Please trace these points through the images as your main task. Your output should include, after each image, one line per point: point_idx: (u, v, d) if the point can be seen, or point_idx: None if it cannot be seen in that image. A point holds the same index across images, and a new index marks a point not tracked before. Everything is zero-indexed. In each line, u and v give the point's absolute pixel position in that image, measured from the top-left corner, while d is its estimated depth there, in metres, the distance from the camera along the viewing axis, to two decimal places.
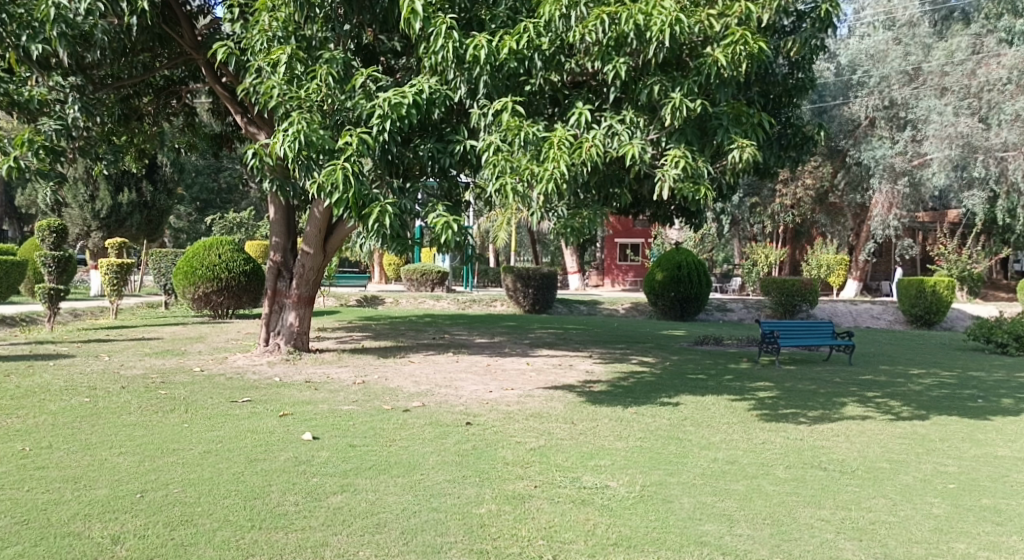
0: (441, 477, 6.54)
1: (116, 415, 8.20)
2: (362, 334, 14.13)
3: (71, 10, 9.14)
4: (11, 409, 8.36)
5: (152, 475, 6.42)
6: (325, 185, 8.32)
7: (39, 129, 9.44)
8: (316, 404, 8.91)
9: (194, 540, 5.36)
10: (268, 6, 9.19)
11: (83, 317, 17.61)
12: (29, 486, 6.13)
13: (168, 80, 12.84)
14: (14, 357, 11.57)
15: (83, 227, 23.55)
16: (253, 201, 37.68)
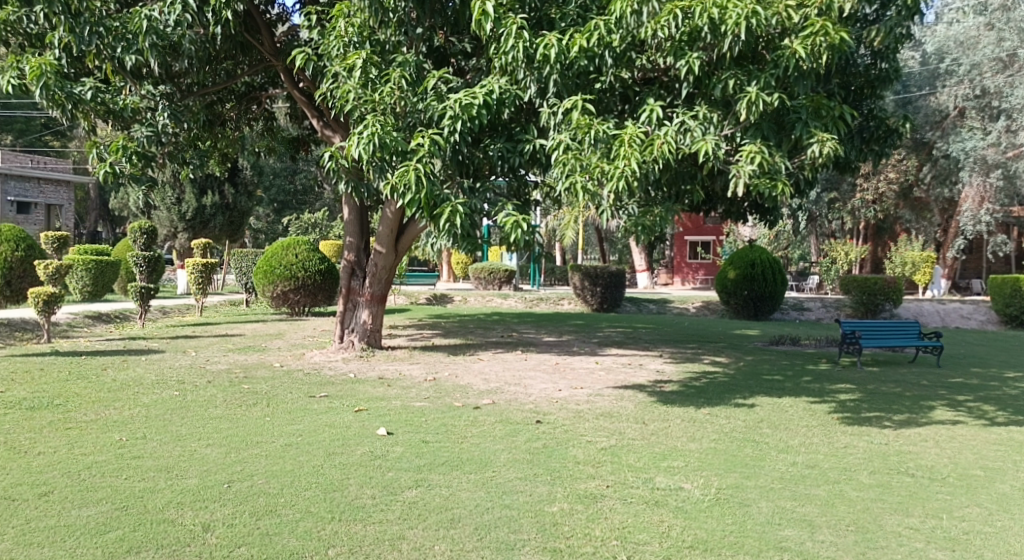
0: (513, 475, 6.62)
1: (203, 408, 8.47)
2: (432, 332, 14.29)
3: (162, 22, 9.61)
4: (107, 401, 8.70)
5: (238, 467, 6.62)
6: (397, 185, 8.57)
7: (131, 136, 9.93)
8: (390, 400, 9.08)
9: (278, 529, 5.53)
10: (345, 13, 9.54)
11: (170, 314, 18.19)
12: (127, 474, 6.38)
13: (250, 86, 13.17)
14: (106, 352, 12.05)
15: (170, 228, 24.45)
16: (327, 203, 38.35)
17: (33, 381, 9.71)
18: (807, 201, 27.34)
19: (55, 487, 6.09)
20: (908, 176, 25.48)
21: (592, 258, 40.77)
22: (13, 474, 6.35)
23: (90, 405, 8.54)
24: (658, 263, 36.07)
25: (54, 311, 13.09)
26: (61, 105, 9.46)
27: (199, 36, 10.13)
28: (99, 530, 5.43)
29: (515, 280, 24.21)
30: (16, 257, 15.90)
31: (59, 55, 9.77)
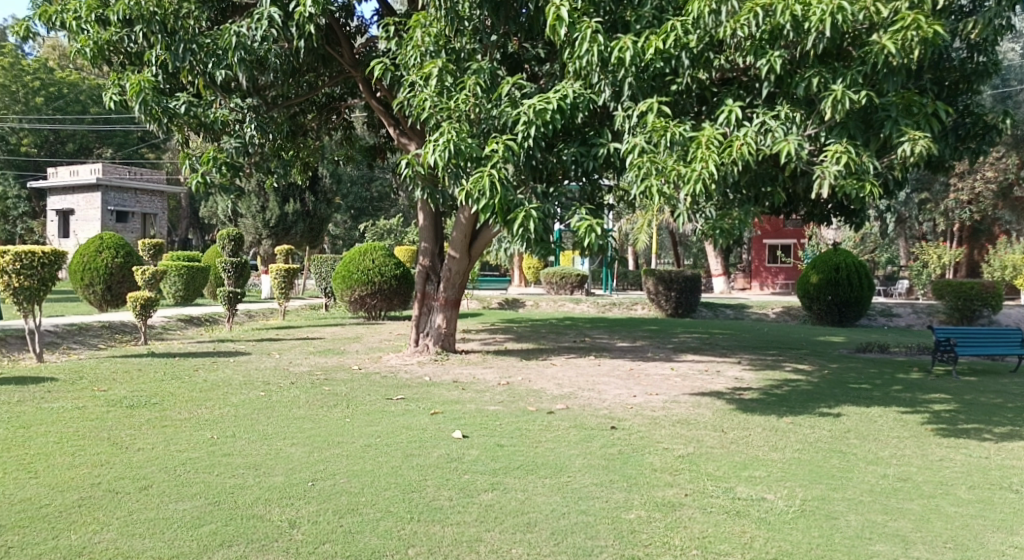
0: (589, 481, 6.57)
1: (287, 409, 8.74)
2: (505, 336, 14.30)
3: (250, 37, 10.13)
4: (200, 401, 9.04)
5: (320, 466, 6.79)
6: (471, 192, 8.61)
7: (221, 147, 10.75)
8: (464, 404, 9.14)
9: (360, 528, 5.62)
10: (421, 23, 9.65)
11: (255, 317, 18.62)
12: (218, 470, 6.62)
13: (329, 96, 13.52)
14: (196, 353, 12.41)
15: (256, 235, 25.73)
16: (402, 209, 38.82)
17: (128, 381, 10.09)
18: (897, 202, 27.02)
19: (152, 481, 6.34)
20: (1008, 175, 24.46)
21: (666, 261, 40.34)
22: (115, 468, 6.65)
23: (184, 404, 8.87)
24: (735, 268, 35.51)
25: (151, 314, 13.49)
26: (159, 118, 10.31)
27: (283, 50, 10.61)
28: (195, 524, 5.61)
29: (587, 284, 24.02)
30: (117, 263, 17.79)
31: (156, 72, 10.52)
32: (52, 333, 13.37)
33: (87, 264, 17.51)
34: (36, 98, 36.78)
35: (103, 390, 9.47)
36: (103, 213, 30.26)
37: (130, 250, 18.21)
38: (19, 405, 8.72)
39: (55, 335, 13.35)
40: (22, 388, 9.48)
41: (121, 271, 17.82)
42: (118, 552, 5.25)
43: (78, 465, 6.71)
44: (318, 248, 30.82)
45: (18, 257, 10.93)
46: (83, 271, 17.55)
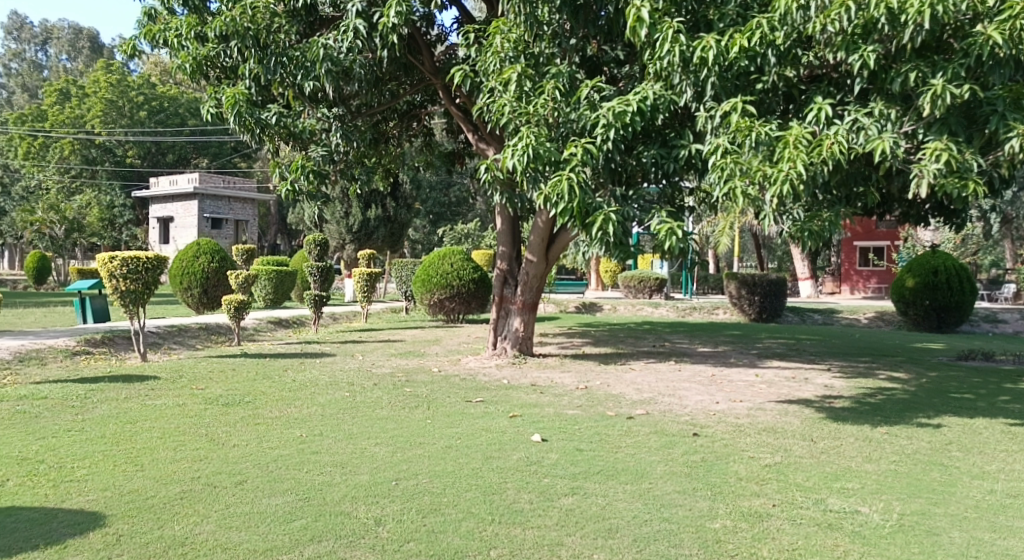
0: (671, 488, 6.42)
1: (370, 409, 8.86)
2: (583, 340, 14.17)
3: (336, 49, 10.36)
4: (289, 400, 9.22)
5: (404, 465, 6.89)
6: (549, 196, 8.58)
7: (309, 156, 11.50)
8: (542, 407, 9.09)
9: (443, 528, 5.70)
10: (500, 30, 9.84)
11: (339, 320, 18.93)
12: (307, 468, 6.79)
13: (410, 104, 13.87)
14: (284, 354, 12.61)
15: (340, 240, 26.61)
16: (479, 213, 39.01)
17: (223, 379, 10.31)
18: (1002, 201, 25.88)
19: (247, 476, 6.57)
20: None
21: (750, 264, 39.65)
22: (213, 463, 6.88)
23: (274, 402, 9.07)
24: (824, 271, 34.60)
25: (243, 316, 13.78)
26: (252, 128, 10.92)
27: (367, 60, 10.91)
28: (287, 518, 5.80)
29: (665, 288, 23.70)
30: (213, 267, 18.23)
31: (250, 85, 11.04)
32: (154, 333, 13.81)
33: (186, 268, 18.02)
34: (140, 112, 38.45)
35: (200, 388, 9.70)
36: (200, 220, 31.20)
37: (225, 255, 18.67)
38: (125, 401, 8.99)
39: (157, 335, 13.76)
40: (125, 386, 9.76)
41: (216, 275, 18.25)
42: (217, 543, 5.45)
43: (180, 459, 6.97)
44: (398, 252, 31.19)
45: (125, 262, 11.27)
46: (182, 275, 18.09)
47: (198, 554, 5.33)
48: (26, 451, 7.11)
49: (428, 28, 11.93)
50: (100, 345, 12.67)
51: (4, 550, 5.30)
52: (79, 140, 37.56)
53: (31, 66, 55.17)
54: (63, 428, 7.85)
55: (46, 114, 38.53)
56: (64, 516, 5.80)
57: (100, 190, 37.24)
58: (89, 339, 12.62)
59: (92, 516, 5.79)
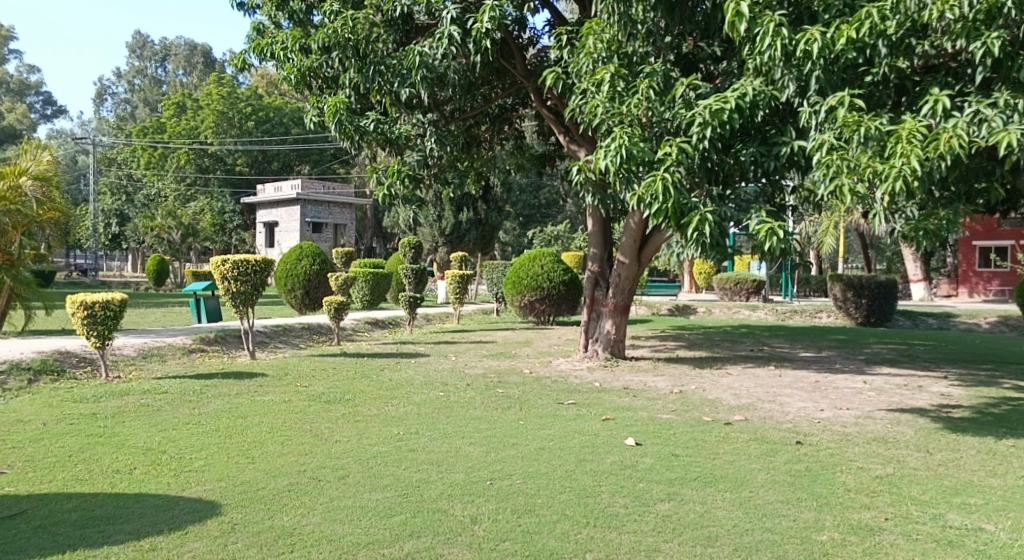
0: (774, 497, 6.15)
1: (464, 409, 8.80)
2: (677, 343, 13.84)
3: (431, 55, 10.47)
4: (386, 398, 9.25)
5: (498, 465, 6.80)
6: (643, 196, 8.47)
7: (404, 161, 11.40)
8: (636, 411, 8.88)
9: (538, 528, 5.59)
10: (594, 30, 9.74)
11: (432, 321, 19.08)
12: (405, 465, 6.77)
13: (502, 108, 13.79)
14: (382, 354, 12.70)
15: (433, 243, 26.93)
16: (570, 216, 38.84)
17: (324, 377, 10.44)
18: None
19: (349, 471, 6.59)
20: None
21: (857, 265, 38.35)
22: (317, 458, 6.92)
23: (372, 400, 9.12)
24: (940, 273, 33.14)
25: (343, 317, 13.97)
26: (352, 136, 11.20)
27: (462, 66, 10.90)
28: (387, 513, 5.78)
29: (764, 291, 23.07)
30: (314, 270, 18.62)
31: (350, 94, 11.35)
32: (261, 333, 14.13)
33: (289, 271, 18.46)
34: (248, 123, 39.88)
35: (304, 386, 9.84)
36: (302, 225, 32.06)
37: (326, 258, 19.05)
38: (236, 397, 9.18)
39: (263, 335, 14.08)
40: (236, 382, 9.97)
41: (318, 277, 18.62)
42: (322, 535, 5.46)
43: (286, 453, 7.04)
44: (491, 254, 31.26)
45: (236, 265, 11.56)
46: (286, 277, 18.55)
47: (306, 544, 5.35)
48: (150, 442, 7.31)
49: (521, 31, 11.87)
50: (212, 343, 13.02)
51: (130, 533, 5.43)
52: (193, 150, 39.09)
53: (151, 80, 57.43)
54: (181, 421, 8.05)
55: (165, 126, 40.71)
56: (184, 503, 5.91)
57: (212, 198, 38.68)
58: (204, 337, 13.01)
59: (209, 505, 5.89)
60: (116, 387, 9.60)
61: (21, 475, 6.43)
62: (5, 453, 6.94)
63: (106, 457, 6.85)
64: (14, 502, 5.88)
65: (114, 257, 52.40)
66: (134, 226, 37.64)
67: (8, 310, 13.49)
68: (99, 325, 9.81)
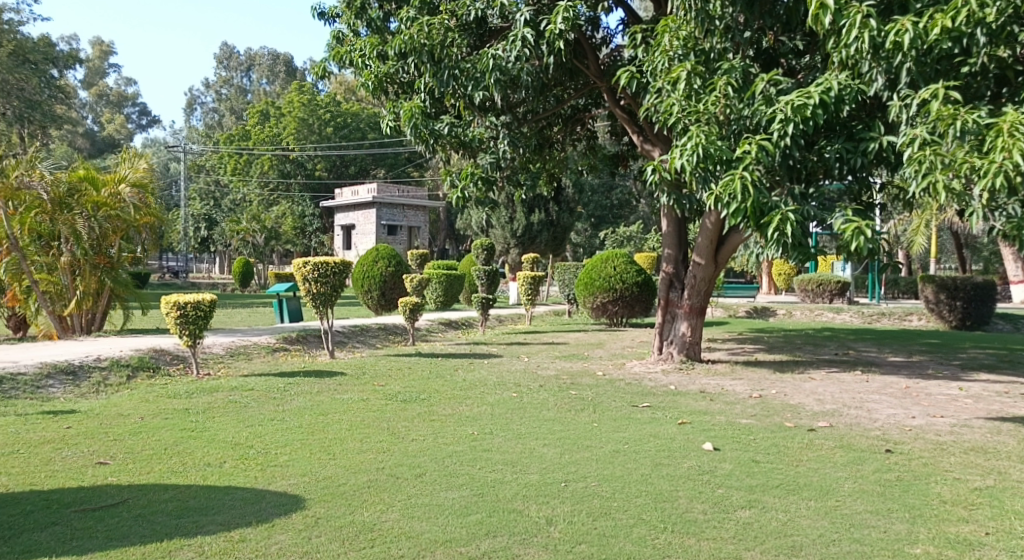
0: (861, 507, 5.88)
1: (537, 410, 8.67)
2: (755, 347, 13.47)
3: (505, 58, 10.43)
4: (460, 398, 9.19)
5: (572, 467, 6.65)
6: (720, 195, 8.39)
7: (478, 163, 11.49)
8: (714, 415, 8.63)
9: (614, 532, 5.43)
10: (670, 27, 9.45)
11: (505, 322, 19.02)
12: (479, 465, 6.67)
13: (575, 108, 13.65)
14: (456, 354, 12.68)
15: (504, 245, 26.95)
16: (644, 215, 38.36)
17: (400, 377, 10.44)
18: None
19: (425, 469, 6.52)
20: None
21: (950, 266, 36.93)
22: (394, 456, 6.88)
23: (447, 400, 9.06)
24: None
25: (419, 318, 14.00)
26: (427, 139, 11.35)
27: (535, 68, 10.74)
28: (462, 512, 5.69)
29: (849, 292, 22.38)
30: (389, 271, 18.74)
31: (424, 98, 11.36)
32: (340, 333, 14.26)
33: (365, 272, 18.64)
34: (327, 128, 40.15)
35: (381, 385, 9.85)
36: (377, 227, 32.38)
37: (401, 260, 19.15)
38: (317, 394, 9.23)
39: (342, 335, 14.21)
40: (316, 380, 10.04)
41: (393, 279, 18.73)
42: (401, 532, 5.40)
43: (365, 450, 7.02)
44: (564, 255, 31.10)
45: (316, 267, 11.70)
46: (363, 279, 18.72)
47: (386, 540, 5.29)
48: (238, 437, 7.38)
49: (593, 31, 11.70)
50: (295, 342, 13.19)
51: (221, 525, 5.46)
52: (276, 156, 40.04)
53: (237, 91, 59.03)
54: (266, 417, 8.12)
55: (249, 134, 41.85)
56: (271, 497, 5.93)
57: (293, 202, 39.51)
58: (286, 337, 13.19)
59: (294, 499, 5.89)
60: (206, 384, 9.76)
61: (122, 466, 6.54)
62: (105, 445, 7.09)
63: (199, 451, 6.93)
64: (116, 492, 5.98)
65: (204, 259, 54.11)
66: (222, 229, 38.77)
67: (106, 312, 13.89)
68: (191, 325, 9.99)
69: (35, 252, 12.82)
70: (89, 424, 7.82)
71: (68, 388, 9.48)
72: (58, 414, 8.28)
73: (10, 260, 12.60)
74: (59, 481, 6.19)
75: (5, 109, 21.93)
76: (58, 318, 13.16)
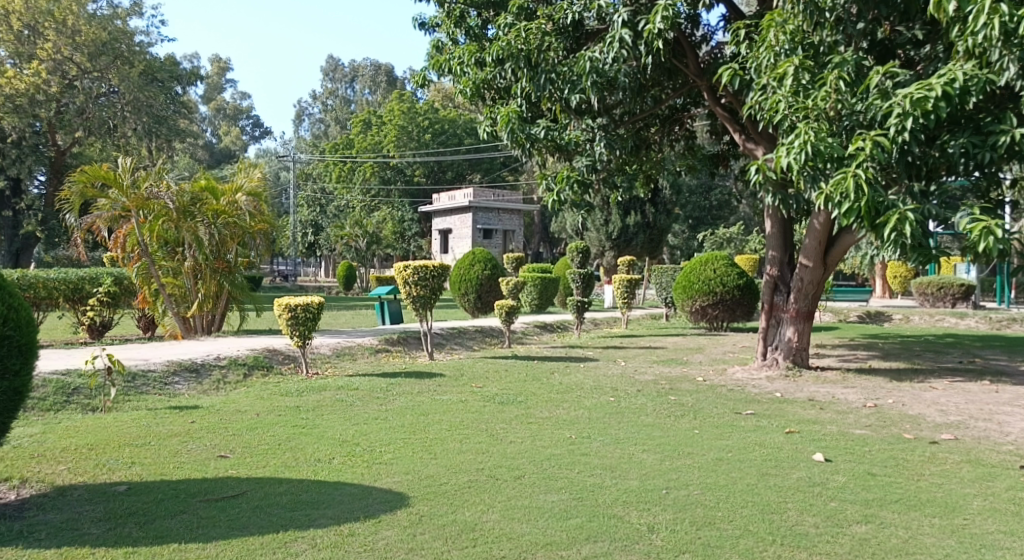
0: (993, 526, 5.42)
1: (636, 415, 8.40)
2: (868, 353, 12.82)
3: (602, 60, 10.23)
4: (557, 402, 8.97)
5: (673, 474, 6.36)
6: (831, 195, 7.99)
7: (573, 166, 11.27)
8: (824, 425, 8.18)
9: (720, 543, 5.13)
10: (776, 21, 9.04)
11: (601, 326, 18.73)
12: (578, 469, 6.45)
13: (672, 108, 13.29)
14: (552, 357, 12.48)
15: (600, 248, 26.71)
16: (745, 216, 37.42)
17: (498, 379, 10.29)
18: None
19: (524, 471, 6.34)
20: None
21: None
22: (493, 457, 6.72)
23: (544, 403, 8.86)
24: None
25: (515, 321, 13.86)
26: (523, 144, 11.07)
27: (633, 68, 10.52)
28: (563, 516, 5.47)
29: (972, 297, 21.23)
30: (485, 275, 18.69)
31: (521, 102, 11.25)
32: (438, 335, 14.24)
33: (463, 276, 18.65)
34: (426, 135, 40.57)
35: (479, 387, 9.73)
36: (473, 232, 32.52)
37: (497, 263, 19.07)
38: (418, 395, 9.17)
39: (441, 337, 14.19)
40: (417, 381, 9.98)
41: (489, 282, 18.66)
42: (503, 532, 5.23)
43: (465, 451, 6.88)
44: (662, 257, 30.57)
45: (416, 270, 11.64)
46: (460, 282, 18.73)
47: (486, 541, 5.12)
48: (346, 434, 7.35)
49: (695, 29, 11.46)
50: (395, 344, 13.22)
51: (331, 519, 5.39)
52: (377, 163, 40.81)
53: (340, 100, 60.35)
54: (371, 416, 8.08)
55: (352, 142, 42.76)
56: (377, 493, 5.84)
57: (393, 208, 40.11)
58: (388, 338, 13.23)
59: (399, 496, 5.79)
60: (315, 383, 9.82)
61: (240, 460, 6.57)
62: (225, 439, 7.15)
63: (310, 447, 6.92)
64: (235, 484, 5.99)
65: (308, 264, 55.54)
66: (327, 234, 39.73)
67: (224, 313, 14.16)
68: (301, 326, 10.07)
69: (162, 257, 13.29)
70: (210, 419, 7.93)
71: (192, 385, 9.66)
72: (182, 409, 8.43)
73: (141, 264, 13.08)
74: (184, 472, 6.25)
75: (136, 125, 22.82)
76: (182, 319, 13.46)
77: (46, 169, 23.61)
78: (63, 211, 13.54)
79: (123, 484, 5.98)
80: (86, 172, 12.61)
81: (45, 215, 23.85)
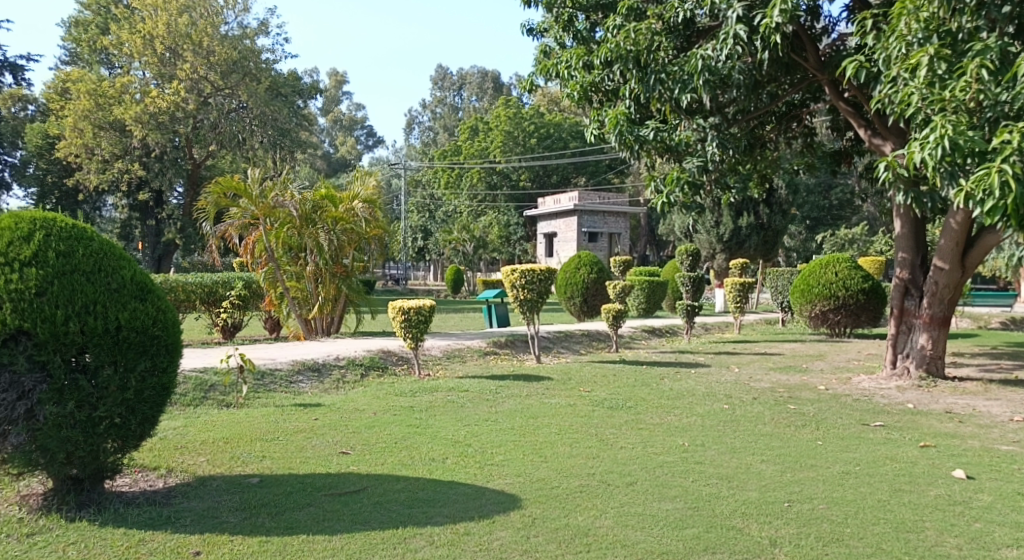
0: None
1: (752, 424, 7.91)
2: (1013, 363, 11.85)
3: (715, 58, 9.77)
4: (668, 408, 8.56)
5: (796, 487, 5.88)
6: (973, 192, 7.35)
7: (684, 168, 10.54)
8: (964, 439, 7.51)
9: None
10: (908, 8, 8.35)
11: (712, 330, 18.11)
12: (692, 477, 6.05)
13: (790, 104, 12.57)
14: (661, 363, 12.02)
15: (711, 251, 26.02)
16: (868, 215, 35.80)
17: (606, 384, 9.93)
18: None
19: (636, 478, 5.98)
20: None
21: None
22: (604, 462, 6.38)
23: (654, 409, 8.46)
24: None
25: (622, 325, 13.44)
26: (632, 146, 10.74)
27: (747, 64, 9.99)
28: (678, 525, 5.10)
29: None
30: (591, 278, 18.34)
31: (630, 104, 10.77)
32: (545, 338, 13.98)
33: (569, 279, 18.34)
34: (531, 140, 40.32)
35: (588, 391, 9.40)
36: (579, 235, 32.26)
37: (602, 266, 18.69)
38: (528, 398, 8.91)
39: (547, 340, 13.92)
40: (526, 384, 9.71)
41: (597, 285, 18.29)
42: (616, 539, 4.89)
43: (575, 455, 6.57)
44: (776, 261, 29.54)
45: (524, 274, 11.39)
46: (566, 286, 18.43)
47: (601, 547, 4.79)
48: (457, 435, 7.14)
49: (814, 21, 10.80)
50: (504, 346, 13.02)
51: (447, 517, 5.16)
52: (484, 168, 41.00)
53: (449, 109, 61.06)
54: (480, 417, 7.87)
55: (460, 148, 43.16)
56: (491, 494, 5.59)
57: (499, 213, 40.20)
58: (497, 341, 13.03)
59: (512, 497, 5.52)
60: (427, 384, 9.68)
61: (360, 456, 6.43)
62: (346, 436, 7.04)
63: (425, 446, 6.74)
64: (356, 479, 5.85)
65: (420, 267, 56.40)
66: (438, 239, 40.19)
67: (342, 315, 14.25)
68: (413, 329, 9.97)
69: (286, 263, 13.50)
70: (331, 416, 7.86)
71: (314, 383, 9.67)
72: (307, 406, 8.41)
73: (268, 269, 13.28)
74: (310, 467, 6.15)
75: (262, 138, 23.46)
76: (304, 321, 13.63)
77: (186, 181, 24.62)
78: (200, 220, 13.87)
79: (256, 476, 5.92)
80: (220, 183, 12.92)
81: (183, 224, 24.90)
